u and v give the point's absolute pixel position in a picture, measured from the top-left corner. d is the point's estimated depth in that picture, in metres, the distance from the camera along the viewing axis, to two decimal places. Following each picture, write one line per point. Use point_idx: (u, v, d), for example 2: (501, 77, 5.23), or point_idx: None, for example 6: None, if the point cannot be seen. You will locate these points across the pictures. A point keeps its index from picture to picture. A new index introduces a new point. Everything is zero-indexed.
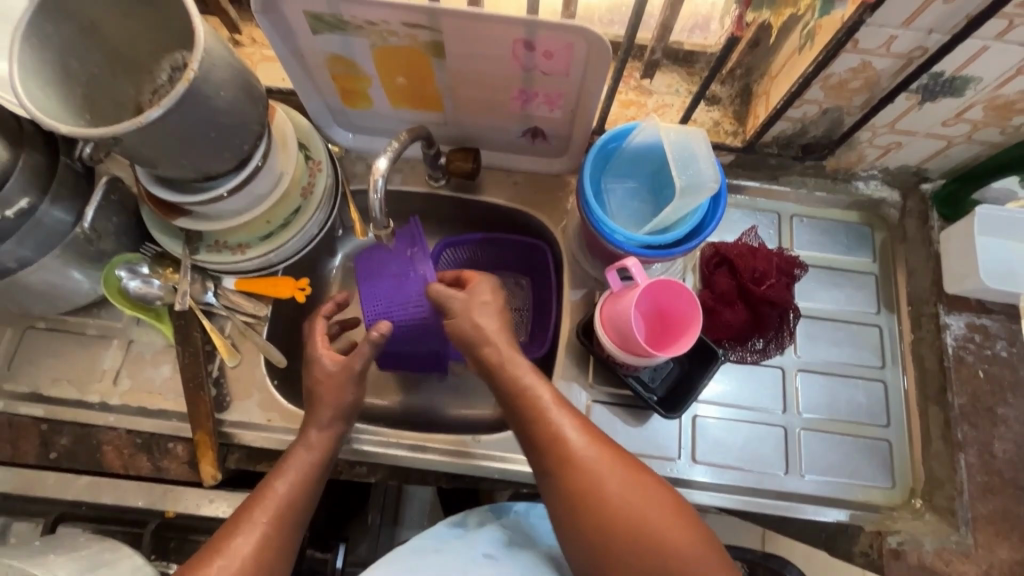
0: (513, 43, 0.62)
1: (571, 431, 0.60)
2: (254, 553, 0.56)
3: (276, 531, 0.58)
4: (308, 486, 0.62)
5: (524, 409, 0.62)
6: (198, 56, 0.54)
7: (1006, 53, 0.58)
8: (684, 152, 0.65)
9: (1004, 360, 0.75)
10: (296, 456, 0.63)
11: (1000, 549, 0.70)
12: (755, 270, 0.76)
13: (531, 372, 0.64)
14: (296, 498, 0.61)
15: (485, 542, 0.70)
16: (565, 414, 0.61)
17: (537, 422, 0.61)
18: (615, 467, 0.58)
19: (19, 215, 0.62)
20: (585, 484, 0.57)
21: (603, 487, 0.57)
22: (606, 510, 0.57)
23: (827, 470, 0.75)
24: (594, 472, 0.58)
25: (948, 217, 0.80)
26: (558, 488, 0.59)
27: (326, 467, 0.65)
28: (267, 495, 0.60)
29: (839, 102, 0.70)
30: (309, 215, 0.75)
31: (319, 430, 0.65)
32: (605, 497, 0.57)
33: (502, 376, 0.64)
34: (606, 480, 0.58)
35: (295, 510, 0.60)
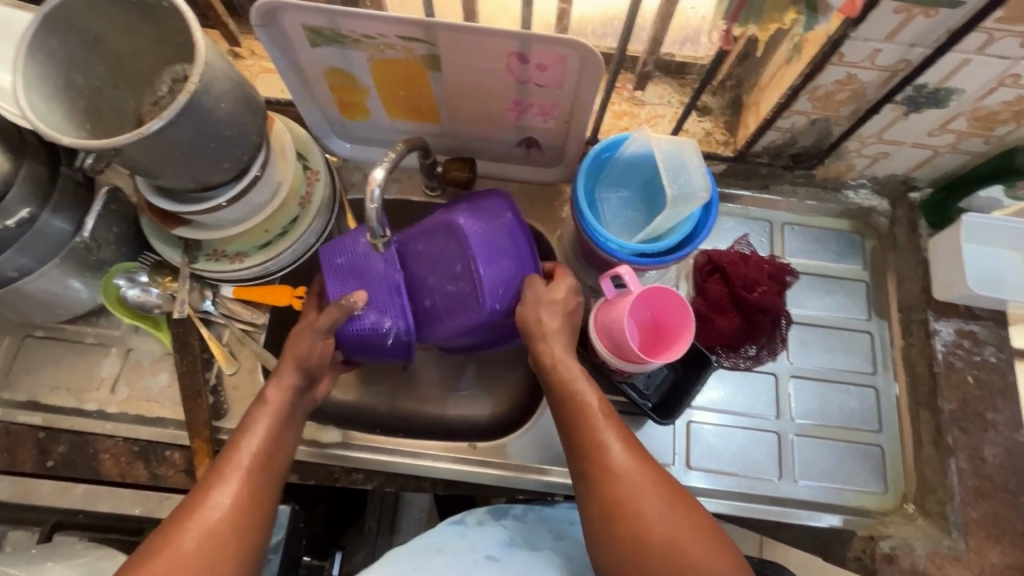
0: (507, 56, 0.64)
1: (609, 434, 0.61)
2: (230, 508, 0.56)
3: (252, 485, 0.58)
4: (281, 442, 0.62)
5: (566, 405, 0.63)
6: (198, 69, 0.55)
7: (988, 66, 0.60)
8: (675, 162, 0.66)
9: (993, 365, 0.76)
10: (258, 412, 0.63)
11: (992, 553, 0.70)
12: (747, 277, 0.77)
13: (583, 377, 0.65)
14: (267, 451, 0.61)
15: (487, 546, 0.71)
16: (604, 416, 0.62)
17: (577, 420, 0.62)
18: (645, 471, 0.60)
19: (21, 225, 0.63)
20: (615, 489, 0.58)
21: (635, 491, 0.58)
22: (633, 516, 0.57)
23: (820, 476, 0.75)
24: (627, 477, 0.59)
25: (936, 225, 0.82)
26: (590, 487, 0.60)
27: (294, 419, 0.65)
28: (235, 452, 0.60)
29: (827, 113, 0.72)
30: (307, 224, 0.76)
31: (277, 385, 0.64)
32: (633, 503, 0.58)
33: (554, 375, 0.65)
34: (637, 487, 0.58)
35: (270, 465, 0.61)
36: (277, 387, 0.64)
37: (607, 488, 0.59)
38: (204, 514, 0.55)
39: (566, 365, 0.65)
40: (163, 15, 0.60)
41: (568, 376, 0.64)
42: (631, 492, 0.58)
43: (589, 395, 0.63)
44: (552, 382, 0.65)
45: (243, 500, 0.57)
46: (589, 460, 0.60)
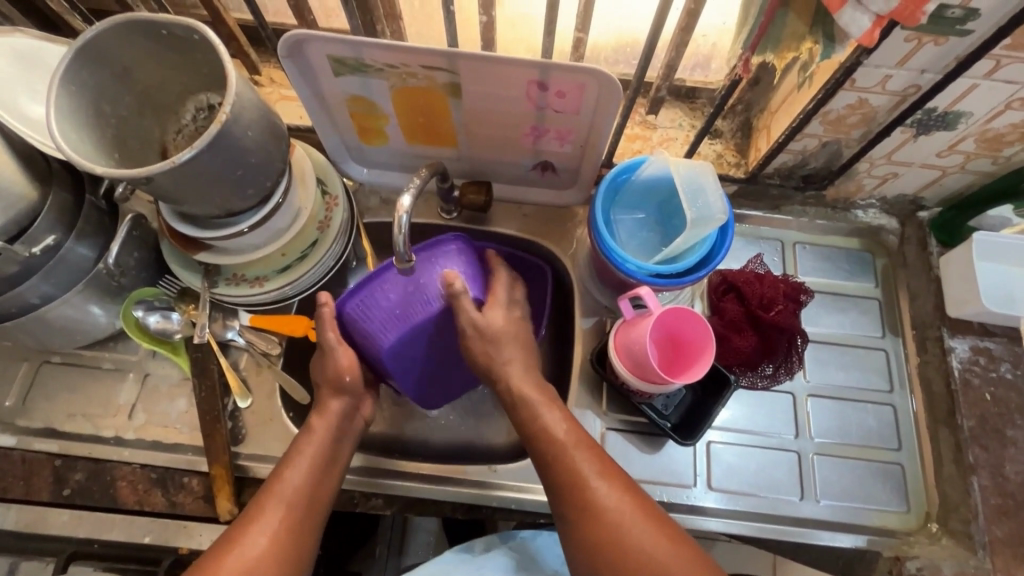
0: (528, 84, 0.65)
1: (595, 475, 0.61)
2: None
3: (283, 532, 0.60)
4: (301, 499, 0.62)
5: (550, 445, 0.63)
6: (230, 99, 0.56)
7: (995, 90, 0.61)
8: (694, 184, 0.67)
9: (1010, 382, 0.76)
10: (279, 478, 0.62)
11: (1020, 573, 0.69)
12: (763, 296, 0.78)
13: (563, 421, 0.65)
14: (298, 502, 0.61)
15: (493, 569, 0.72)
16: (586, 448, 0.63)
17: (570, 469, 0.61)
18: (638, 519, 0.59)
19: (46, 252, 0.63)
20: (609, 530, 0.58)
21: (628, 540, 0.58)
22: (628, 556, 0.57)
23: (841, 495, 0.75)
24: (615, 513, 0.59)
25: (946, 243, 0.83)
26: (577, 529, 0.60)
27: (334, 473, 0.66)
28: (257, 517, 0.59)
29: (838, 135, 0.73)
30: (325, 248, 0.77)
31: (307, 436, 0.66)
32: (628, 542, 0.58)
33: (532, 420, 0.65)
34: (630, 525, 0.58)
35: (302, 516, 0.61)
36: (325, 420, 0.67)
37: (593, 524, 0.59)
38: None
39: (549, 414, 0.65)
40: (190, 47, 0.61)
41: (554, 422, 0.64)
42: (623, 529, 0.58)
43: (571, 434, 0.63)
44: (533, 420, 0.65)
45: (271, 552, 0.58)
46: (579, 504, 0.60)
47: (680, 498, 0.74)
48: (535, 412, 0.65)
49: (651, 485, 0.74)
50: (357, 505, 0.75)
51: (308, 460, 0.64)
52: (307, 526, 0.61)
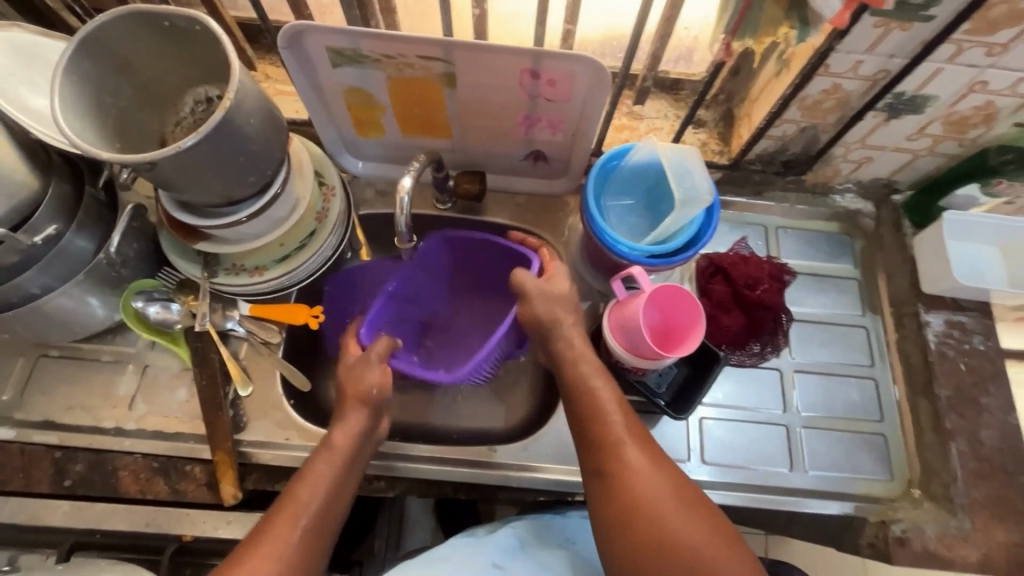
0: (520, 73, 0.68)
1: (627, 436, 0.63)
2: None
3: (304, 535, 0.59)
4: (318, 519, 0.60)
5: (592, 417, 0.65)
6: (233, 87, 0.58)
7: (959, 74, 0.65)
8: (681, 167, 0.71)
9: (982, 353, 0.81)
10: (291, 498, 0.61)
11: (997, 532, 0.73)
12: (749, 276, 0.81)
13: (599, 378, 0.68)
14: (318, 512, 0.61)
15: (495, 552, 0.72)
16: (626, 424, 0.64)
17: (602, 427, 0.64)
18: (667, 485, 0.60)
19: (47, 241, 0.64)
20: (635, 488, 0.60)
21: (653, 501, 0.59)
22: (652, 517, 0.58)
23: (829, 466, 0.78)
24: (655, 496, 0.58)
25: (919, 224, 0.87)
26: (608, 496, 0.60)
27: (352, 469, 0.65)
28: (273, 530, 0.58)
29: (815, 120, 0.77)
30: (323, 238, 0.78)
31: (325, 456, 0.64)
32: (655, 505, 0.58)
33: (570, 376, 0.69)
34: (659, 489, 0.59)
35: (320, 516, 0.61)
36: (343, 431, 0.66)
37: (628, 500, 0.59)
38: None
39: (595, 381, 0.67)
40: (190, 39, 0.63)
41: (598, 390, 0.67)
42: (660, 515, 0.58)
43: (610, 395, 0.66)
44: (578, 396, 0.67)
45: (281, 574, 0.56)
46: (609, 461, 0.62)
47: None
48: (580, 386, 0.67)
49: None
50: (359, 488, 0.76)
51: (325, 484, 0.62)
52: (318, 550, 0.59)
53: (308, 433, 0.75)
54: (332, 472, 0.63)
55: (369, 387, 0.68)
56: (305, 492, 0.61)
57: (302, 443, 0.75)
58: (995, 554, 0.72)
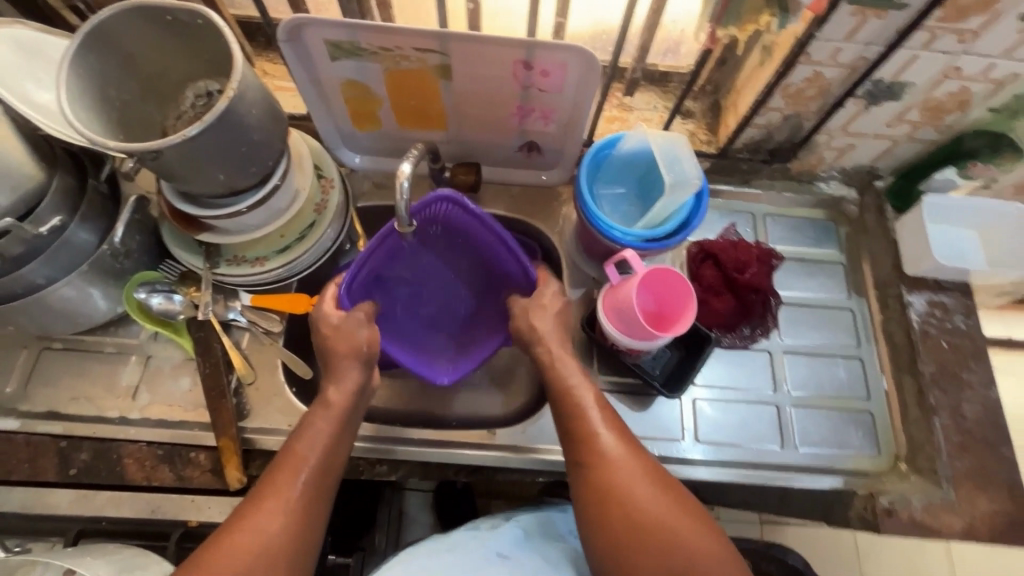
0: (514, 64, 0.70)
1: (605, 428, 0.66)
2: (259, 553, 0.57)
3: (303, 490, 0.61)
4: (314, 482, 0.62)
5: (574, 413, 0.67)
6: (236, 78, 0.59)
7: (933, 60, 0.68)
8: (670, 154, 0.73)
9: (963, 331, 0.84)
10: (286, 464, 0.62)
11: (980, 501, 0.75)
12: (738, 260, 0.84)
13: (577, 375, 0.70)
14: (315, 469, 0.62)
15: (498, 543, 0.75)
16: (605, 419, 0.67)
17: (581, 422, 0.67)
18: (643, 475, 0.64)
19: (52, 232, 0.65)
20: (614, 478, 0.64)
21: (631, 489, 0.63)
22: (628, 504, 0.63)
23: (819, 443, 0.80)
24: (631, 484, 0.63)
25: (900, 209, 0.90)
26: (590, 485, 0.64)
27: (348, 425, 0.67)
28: (271, 493, 0.60)
29: (799, 108, 0.80)
30: (322, 229, 0.80)
31: (324, 414, 0.65)
32: (632, 492, 0.63)
33: (551, 373, 0.70)
34: (635, 479, 0.64)
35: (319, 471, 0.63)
36: (338, 389, 0.66)
37: (606, 491, 0.63)
38: (231, 560, 0.56)
39: (574, 379, 0.69)
40: (192, 32, 0.64)
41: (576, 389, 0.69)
42: (634, 503, 0.62)
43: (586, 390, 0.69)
44: (558, 393, 0.69)
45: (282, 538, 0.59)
46: (589, 454, 0.65)
47: (670, 451, 0.79)
48: (560, 384, 0.69)
49: (644, 439, 0.79)
50: (362, 473, 0.77)
51: (322, 443, 0.64)
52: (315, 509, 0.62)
53: None
54: (329, 429, 0.65)
55: (361, 342, 0.68)
56: (304, 448, 0.63)
57: None
58: (978, 523, 0.75)
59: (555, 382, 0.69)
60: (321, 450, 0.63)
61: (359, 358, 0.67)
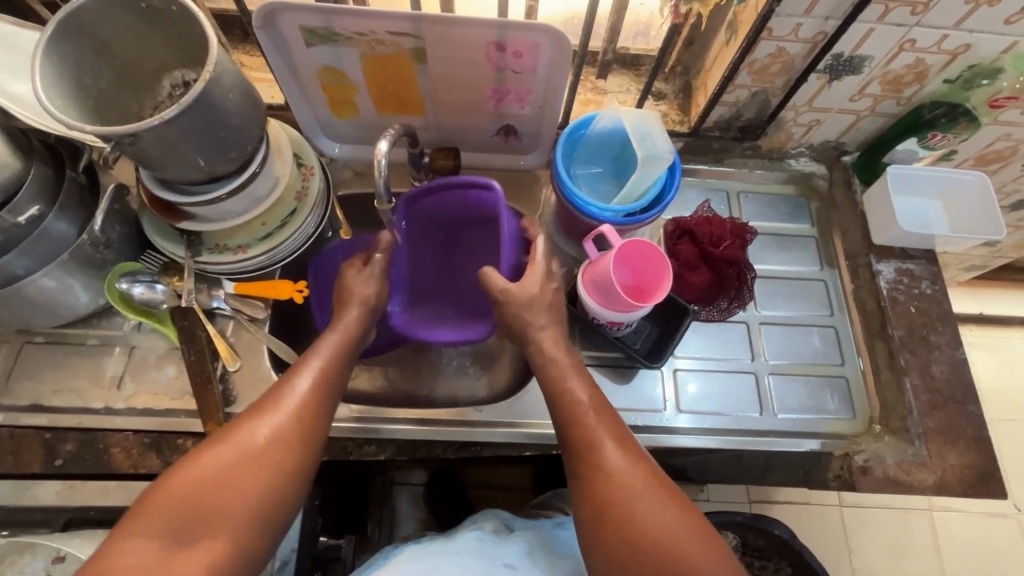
0: (487, 45, 0.72)
1: (608, 439, 0.63)
2: (269, 437, 0.58)
3: (310, 395, 0.62)
4: (323, 388, 0.63)
5: (572, 420, 0.65)
6: (212, 61, 0.59)
7: (889, 33, 0.71)
8: (642, 131, 0.75)
9: (930, 296, 0.87)
10: (298, 368, 0.64)
11: (951, 456, 0.78)
12: (712, 234, 0.85)
13: (576, 377, 0.68)
14: (326, 374, 0.64)
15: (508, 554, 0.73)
16: (605, 426, 0.64)
17: (581, 428, 0.64)
18: (649, 488, 0.60)
19: (30, 223, 0.65)
20: (614, 488, 0.60)
21: (631, 501, 0.59)
22: (628, 516, 0.58)
23: (796, 409, 0.83)
24: (629, 492, 0.59)
25: (867, 182, 0.94)
26: (588, 493, 0.61)
27: (356, 348, 0.70)
28: (288, 389, 0.61)
29: (765, 85, 0.82)
30: (304, 216, 0.80)
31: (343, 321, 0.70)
32: (632, 505, 0.59)
33: (548, 377, 0.69)
34: (638, 490, 0.59)
35: (327, 379, 0.64)
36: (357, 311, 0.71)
37: (605, 500, 0.60)
38: (241, 443, 0.57)
39: (573, 385, 0.67)
40: (166, 20, 0.65)
41: (577, 396, 0.66)
42: (635, 512, 0.58)
43: (589, 399, 0.66)
44: (556, 398, 0.67)
45: (286, 434, 0.59)
46: (589, 462, 0.62)
47: (652, 421, 0.81)
48: (558, 390, 0.67)
49: (628, 411, 0.81)
50: (350, 454, 0.77)
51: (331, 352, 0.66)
52: (321, 413, 0.62)
53: None
54: (333, 354, 0.66)
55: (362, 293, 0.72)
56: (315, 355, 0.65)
57: None
58: (949, 477, 0.78)
59: (554, 387, 0.68)
60: (331, 360, 0.66)
61: (366, 308, 0.72)
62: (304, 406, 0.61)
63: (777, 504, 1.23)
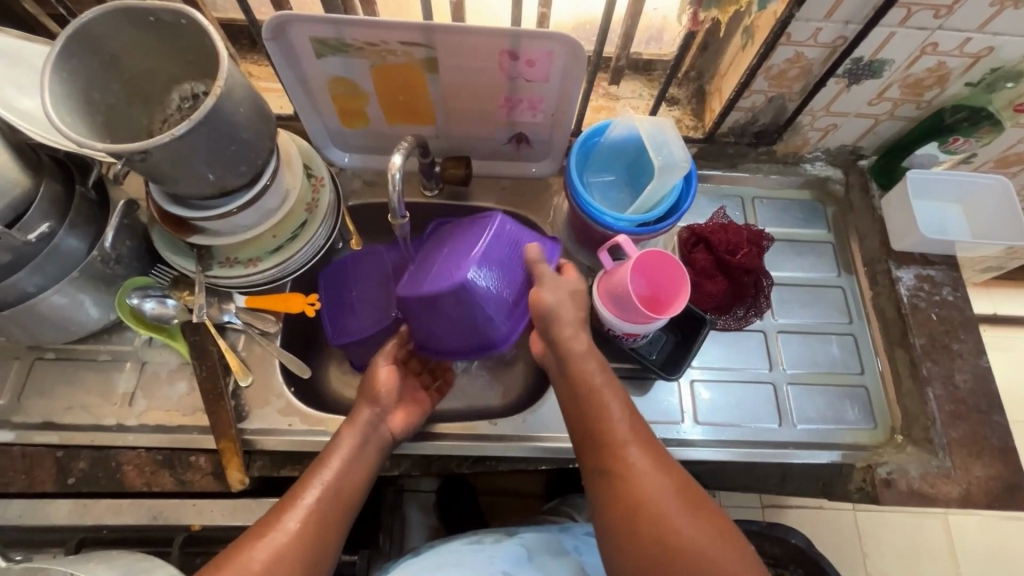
0: (500, 54, 0.70)
1: (643, 452, 0.62)
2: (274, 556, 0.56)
3: (316, 509, 0.61)
4: (333, 500, 0.63)
5: (605, 433, 0.64)
6: (223, 75, 0.58)
7: (910, 37, 0.70)
8: (658, 139, 0.74)
9: (952, 303, 0.85)
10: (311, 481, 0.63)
11: (975, 468, 0.77)
12: (729, 242, 0.84)
13: (609, 387, 0.67)
14: (335, 485, 0.64)
15: (504, 560, 0.74)
16: (640, 440, 0.63)
17: (615, 441, 0.63)
18: (691, 504, 0.59)
19: (40, 240, 0.64)
20: (650, 505, 0.58)
21: (672, 517, 0.58)
22: (670, 533, 0.57)
23: (815, 419, 0.81)
24: (669, 506, 0.58)
25: (884, 186, 0.92)
26: (622, 510, 0.59)
27: (364, 454, 0.68)
28: (297, 503, 0.61)
29: (782, 90, 0.81)
30: (315, 228, 0.79)
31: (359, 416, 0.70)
32: (675, 522, 0.57)
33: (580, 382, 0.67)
34: (678, 507, 0.58)
35: (335, 491, 0.64)
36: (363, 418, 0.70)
37: (645, 514, 0.58)
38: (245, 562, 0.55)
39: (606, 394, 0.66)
40: (175, 33, 0.64)
41: (610, 406, 0.65)
42: (677, 528, 0.57)
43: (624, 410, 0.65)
44: (590, 404, 0.66)
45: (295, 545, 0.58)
46: (624, 476, 0.61)
47: (669, 434, 0.79)
48: (590, 397, 0.66)
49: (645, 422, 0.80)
50: None
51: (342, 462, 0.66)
52: (329, 526, 0.62)
53: (310, 417, 0.77)
54: (344, 458, 0.66)
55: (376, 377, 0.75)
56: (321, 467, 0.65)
57: (305, 428, 0.76)
58: (974, 489, 0.76)
59: (589, 392, 0.66)
60: (345, 476, 0.65)
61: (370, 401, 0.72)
62: (312, 517, 0.60)
63: (791, 510, 1.21)
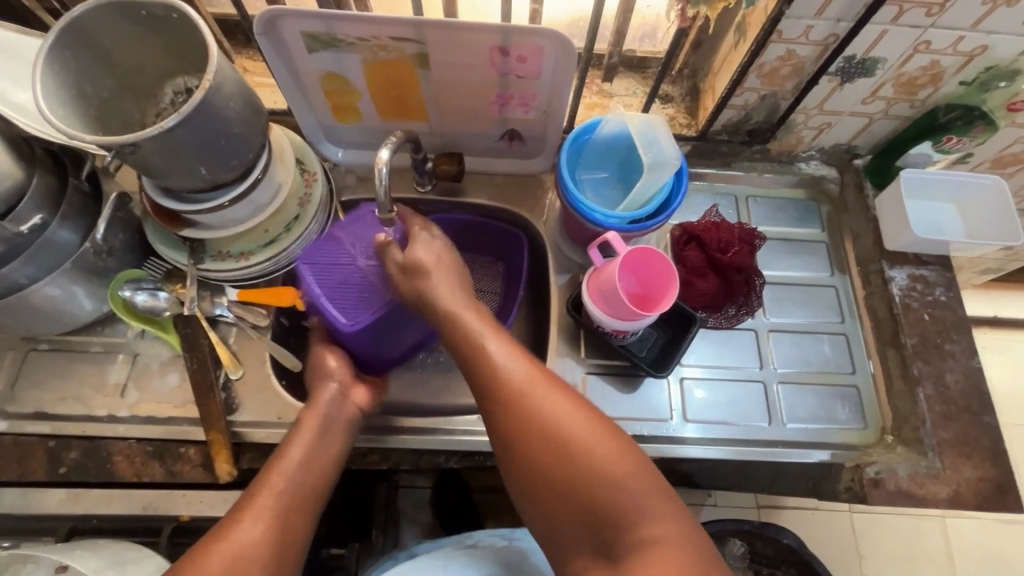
0: (490, 49, 0.71)
1: (540, 384, 0.61)
2: (255, 535, 0.58)
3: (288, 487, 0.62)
4: (311, 479, 0.64)
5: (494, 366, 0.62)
6: (212, 69, 0.59)
7: (903, 35, 0.69)
8: (648, 135, 0.74)
9: (944, 303, 0.85)
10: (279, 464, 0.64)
11: (965, 469, 0.77)
12: (721, 240, 0.84)
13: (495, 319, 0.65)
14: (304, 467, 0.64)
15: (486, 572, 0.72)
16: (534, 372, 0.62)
17: (507, 375, 0.61)
18: (594, 433, 0.59)
19: (33, 231, 0.65)
20: (546, 435, 0.58)
21: (574, 446, 0.58)
22: (571, 460, 0.57)
23: (806, 418, 0.81)
24: (571, 436, 0.58)
25: (879, 185, 0.92)
26: (521, 440, 0.59)
27: (325, 426, 0.69)
28: (268, 486, 0.62)
29: (774, 87, 0.81)
30: (307, 222, 0.79)
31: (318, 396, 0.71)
32: (574, 450, 0.57)
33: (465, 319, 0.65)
34: (582, 436, 0.58)
35: (306, 470, 0.64)
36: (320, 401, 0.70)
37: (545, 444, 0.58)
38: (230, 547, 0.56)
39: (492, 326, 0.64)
40: (166, 27, 0.64)
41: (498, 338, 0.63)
42: (579, 458, 0.57)
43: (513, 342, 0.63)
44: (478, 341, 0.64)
45: (273, 527, 0.59)
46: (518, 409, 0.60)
47: (659, 432, 0.80)
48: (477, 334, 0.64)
49: (634, 419, 0.80)
50: (354, 463, 0.78)
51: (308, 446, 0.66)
52: (307, 504, 0.63)
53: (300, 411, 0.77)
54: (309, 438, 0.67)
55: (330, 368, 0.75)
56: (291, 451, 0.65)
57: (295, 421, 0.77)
58: (963, 489, 0.76)
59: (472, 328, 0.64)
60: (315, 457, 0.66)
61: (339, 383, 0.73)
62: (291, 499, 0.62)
63: (785, 509, 1.21)
